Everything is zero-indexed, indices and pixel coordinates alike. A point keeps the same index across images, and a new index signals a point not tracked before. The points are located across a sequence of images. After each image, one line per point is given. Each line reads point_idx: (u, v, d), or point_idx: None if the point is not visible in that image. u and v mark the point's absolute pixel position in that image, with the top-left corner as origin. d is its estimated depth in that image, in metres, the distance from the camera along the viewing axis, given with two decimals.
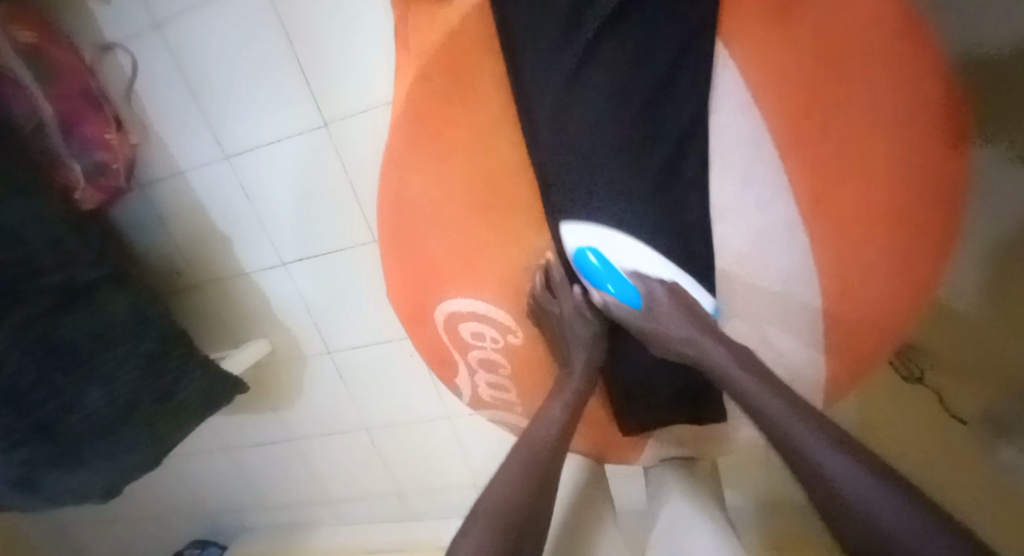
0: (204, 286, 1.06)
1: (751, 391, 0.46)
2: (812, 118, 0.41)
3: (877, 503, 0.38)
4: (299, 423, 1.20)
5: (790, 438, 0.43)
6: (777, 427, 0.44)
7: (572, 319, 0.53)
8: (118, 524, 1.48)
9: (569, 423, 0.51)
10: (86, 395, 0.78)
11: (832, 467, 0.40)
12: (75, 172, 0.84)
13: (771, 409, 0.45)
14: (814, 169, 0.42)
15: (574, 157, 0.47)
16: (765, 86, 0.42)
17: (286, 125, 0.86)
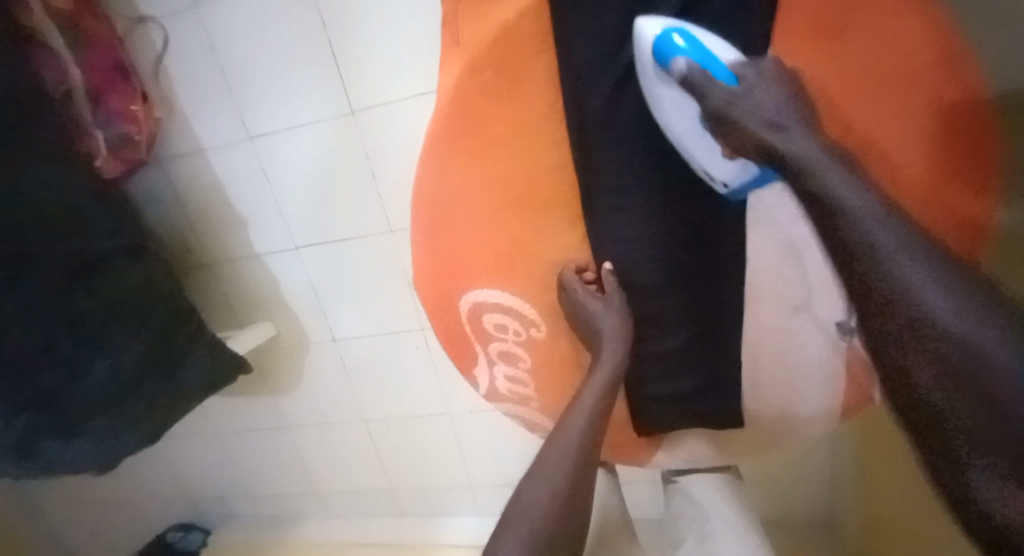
0: (214, 266, 1.05)
1: (855, 207, 0.36)
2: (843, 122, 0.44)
3: (990, 344, 0.29)
4: (296, 412, 1.19)
5: (894, 264, 0.33)
6: (877, 250, 0.34)
7: (601, 315, 0.51)
8: (100, 507, 1.45)
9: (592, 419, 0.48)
10: (91, 366, 0.77)
11: (941, 300, 0.31)
12: (98, 142, 0.83)
13: (873, 223, 0.35)
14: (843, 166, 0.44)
15: (616, 162, 0.50)
16: (813, 97, 0.45)
17: (313, 109, 0.86)
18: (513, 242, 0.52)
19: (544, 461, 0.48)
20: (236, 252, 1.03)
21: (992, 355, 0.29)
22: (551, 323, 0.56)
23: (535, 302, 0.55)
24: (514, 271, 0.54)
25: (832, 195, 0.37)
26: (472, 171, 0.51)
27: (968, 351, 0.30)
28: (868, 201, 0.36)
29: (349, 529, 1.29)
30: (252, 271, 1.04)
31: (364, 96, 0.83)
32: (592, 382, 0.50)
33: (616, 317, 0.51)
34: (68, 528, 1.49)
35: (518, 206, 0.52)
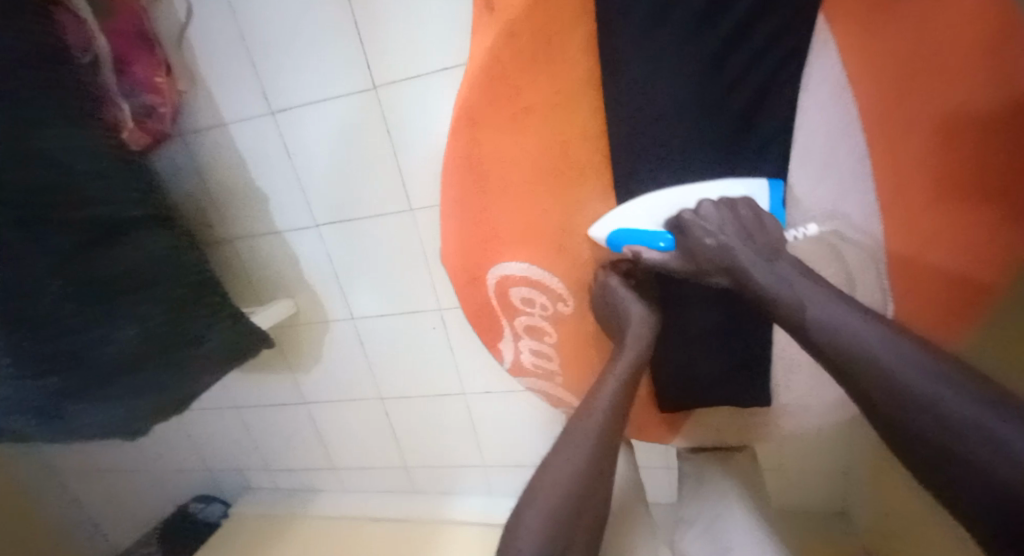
0: (235, 241, 1.06)
1: (823, 316, 0.42)
2: (893, 106, 0.47)
3: (992, 424, 0.34)
4: (313, 388, 1.20)
5: (887, 367, 0.39)
6: (868, 357, 0.39)
7: (628, 306, 0.50)
8: (119, 478, 1.48)
9: (622, 398, 0.47)
10: (118, 329, 0.78)
11: (928, 395, 0.37)
12: (124, 113, 0.84)
13: (856, 333, 0.40)
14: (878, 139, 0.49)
15: (655, 119, 0.49)
16: (861, 75, 0.48)
17: (336, 85, 0.85)
18: (542, 216, 0.53)
19: (568, 438, 0.45)
20: (257, 228, 1.03)
21: (1008, 450, 0.33)
22: (578, 299, 0.55)
23: (564, 276, 0.55)
24: (541, 245, 0.53)
25: (818, 312, 0.42)
26: (505, 142, 0.51)
27: (971, 434, 0.35)
28: (845, 308, 0.42)
29: (362, 505, 1.31)
30: (273, 248, 1.05)
31: (387, 72, 0.82)
32: (616, 367, 0.48)
33: (643, 308, 0.51)
34: (89, 497, 1.52)
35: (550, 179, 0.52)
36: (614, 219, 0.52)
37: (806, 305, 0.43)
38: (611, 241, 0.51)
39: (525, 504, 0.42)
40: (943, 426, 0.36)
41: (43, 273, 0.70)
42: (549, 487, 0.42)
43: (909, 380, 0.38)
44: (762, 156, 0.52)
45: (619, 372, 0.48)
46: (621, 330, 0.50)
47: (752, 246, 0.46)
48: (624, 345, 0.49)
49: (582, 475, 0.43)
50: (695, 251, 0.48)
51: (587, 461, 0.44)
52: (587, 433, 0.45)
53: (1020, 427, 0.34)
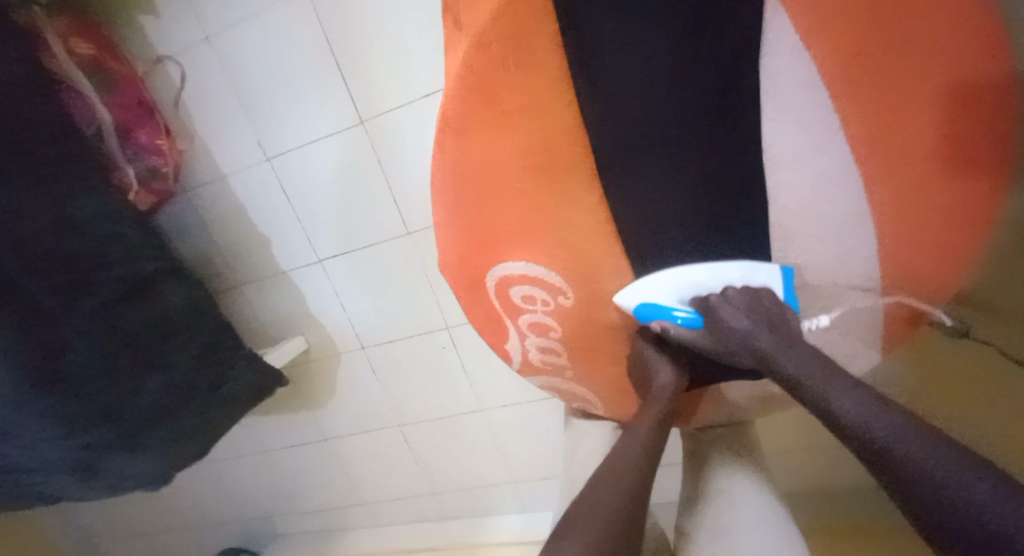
0: (244, 287, 1.08)
1: (796, 370, 0.45)
2: (861, 61, 0.39)
3: (951, 472, 0.34)
4: (333, 423, 1.21)
5: (862, 427, 0.39)
6: (847, 417, 0.40)
7: (661, 368, 0.54)
8: (150, 537, 1.48)
9: (651, 451, 0.53)
10: (145, 382, 0.82)
11: (889, 438, 0.38)
12: (130, 175, 0.88)
13: (835, 396, 0.42)
14: (868, 110, 0.41)
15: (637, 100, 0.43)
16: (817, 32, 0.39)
17: (326, 125, 0.89)
18: (534, 212, 0.51)
19: (597, 490, 0.51)
20: (264, 270, 1.06)
21: (958, 489, 0.33)
22: (580, 291, 0.53)
23: (564, 271, 0.52)
24: (540, 243, 0.52)
25: (805, 382, 0.44)
26: (490, 142, 0.50)
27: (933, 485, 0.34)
28: (825, 374, 0.44)
29: (392, 536, 1.30)
30: (281, 288, 1.07)
31: (374, 105, 0.86)
32: (648, 415, 0.53)
33: (673, 370, 0.54)
34: None
35: (539, 175, 0.49)
36: (633, 292, 0.51)
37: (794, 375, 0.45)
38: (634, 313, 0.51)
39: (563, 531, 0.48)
40: (916, 482, 0.35)
41: (77, 331, 0.75)
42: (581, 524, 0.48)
43: (877, 437, 0.38)
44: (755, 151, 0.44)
45: (649, 425, 0.53)
46: (654, 386, 0.55)
47: (772, 332, 0.47)
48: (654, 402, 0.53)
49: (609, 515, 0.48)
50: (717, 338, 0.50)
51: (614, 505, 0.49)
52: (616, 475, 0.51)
53: (972, 470, 0.34)
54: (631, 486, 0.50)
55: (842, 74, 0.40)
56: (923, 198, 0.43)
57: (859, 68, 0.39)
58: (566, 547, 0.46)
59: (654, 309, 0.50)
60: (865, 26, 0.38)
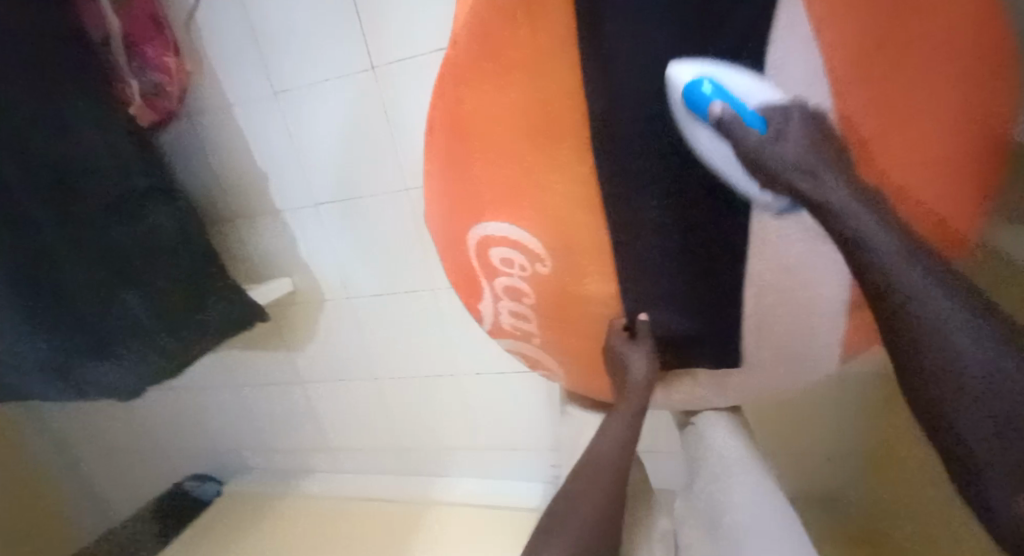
0: (237, 220, 1.09)
1: (841, 208, 0.36)
2: (880, 58, 0.36)
3: (989, 358, 0.32)
4: (310, 368, 1.23)
5: (909, 300, 0.34)
6: (895, 283, 0.35)
7: (636, 362, 0.54)
8: (119, 454, 1.51)
9: (630, 437, 0.59)
10: (125, 297, 0.84)
11: (938, 309, 0.34)
12: (132, 89, 0.87)
13: (906, 279, 0.34)
14: (878, 111, 0.37)
15: (634, 77, 0.42)
16: (843, 19, 0.36)
17: (336, 67, 0.88)
18: (523, 176, 0.51)
19: (584, 472, 0.59)
20: (259, 206, 1.06)
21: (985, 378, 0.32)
22: (560, 259, 0.52)
23: (543, 238, 0.52)
24: (524, 209, 0.52)
25: (865, 243, 0.35)
26: (488, 98, 0.50)
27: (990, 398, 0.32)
28: (872, 219, 0.36)
29: (354, 485, 1.33)
30: (272, 226, 1.07)
31: (386, 55, 0.85)
32: (625, 404, 0.58)
33: (648, 362, 0.54)
34: (87, 469, 1.55)
35: (529, 139, 0.49)
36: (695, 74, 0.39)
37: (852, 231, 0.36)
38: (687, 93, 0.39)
39: (555, 519, 0.56)
40: (940, 363, 0.33)
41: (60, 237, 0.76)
42: (569, 523, 0.55)
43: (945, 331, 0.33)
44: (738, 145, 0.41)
45: (627, 411, 0.58)
46: (630, 376, 0.56)
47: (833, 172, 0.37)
48: (631, 388, 0.57)
49: (596, 507, 0.56)
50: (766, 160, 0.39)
51: (602, 502, 0.56)
52: (603, 466, 0.58)
53: (1013, 356, 0.32)
54: (612, 472, 0.58)
55: (859, 63, 0.37)
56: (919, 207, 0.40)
57: (876, 65, 0.37)
58: (566, 526, 0.55)
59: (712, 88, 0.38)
60: (891, 24, 0.36)
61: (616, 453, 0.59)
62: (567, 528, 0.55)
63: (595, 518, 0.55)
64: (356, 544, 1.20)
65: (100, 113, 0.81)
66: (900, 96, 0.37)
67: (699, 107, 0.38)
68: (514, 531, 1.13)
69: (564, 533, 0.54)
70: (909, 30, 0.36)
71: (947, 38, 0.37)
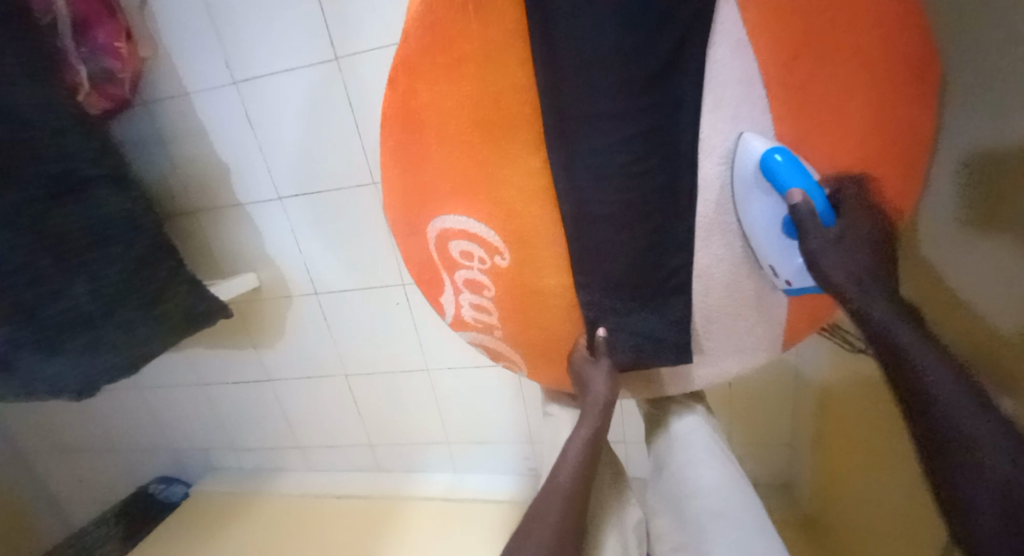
0: (198, 213, 1.06)
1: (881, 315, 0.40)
2: (798, 59, 0.41)
3: (995, 455, 0.34)
4: (276, 364, 1.21)
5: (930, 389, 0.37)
6: (921, 378, 0.37)
7: (594, 378, 0.55)
8: (82, 457, 1.47)
9: (588, 455, 0.56)
10: (74, 286, 0.81)
11: (959, 408, 0.36)
12: (82, 75, 0.85)
13: (931, 370, 0.37)
14: (796, 108, 0.42)
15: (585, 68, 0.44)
16: (762, 27, 0.41)
17: (297, 57, 0.87)
18: (478, 168, 0.52)
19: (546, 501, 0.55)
20: (221, 199, 1.03)
21: (997, 463, 0.34)
22: (516, 251, 0.53)
23: (500, 230, 0.53)
24: (481, 200, 0.52)
25: (903, 350, 0.38)
26: (440, 89, 0.50)
27: (992, 483, 0.34)
28: (905, 322, 0.39)
29: (326, 480, 1.31)
30: (236, 220, 1.05)
31: (346, 44, 0.84)
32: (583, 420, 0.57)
33: (606, 381, 0.55)
34: (48, 474, 1.50)
35: (484, 132, 0.50)
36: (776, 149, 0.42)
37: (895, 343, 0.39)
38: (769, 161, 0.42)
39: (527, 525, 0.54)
40: (965, 456, 0.35)
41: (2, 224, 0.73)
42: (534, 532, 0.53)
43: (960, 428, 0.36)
44: (682, 136, 0.44)
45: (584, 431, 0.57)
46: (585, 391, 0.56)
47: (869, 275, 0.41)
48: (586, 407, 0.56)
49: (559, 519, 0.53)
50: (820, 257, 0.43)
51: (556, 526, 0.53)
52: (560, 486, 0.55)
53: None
54: (566, 496, 0.54)
55: (778, 72, 0.41)
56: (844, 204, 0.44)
57: (795, 64, 0.41)
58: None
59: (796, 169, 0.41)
60: (807, 28, 0.40)
61: (575, 474, 0.55)
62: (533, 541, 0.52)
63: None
64: (327, 540, 1.18)
65: (42, 92, 0.79)
66: (821, 91, 0.42)
67: (775, 184, 0.41)
68: (485, 522, 1.14)
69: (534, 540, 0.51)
70: (828, 39, 0.40)
71: (867, 44, 0.40)
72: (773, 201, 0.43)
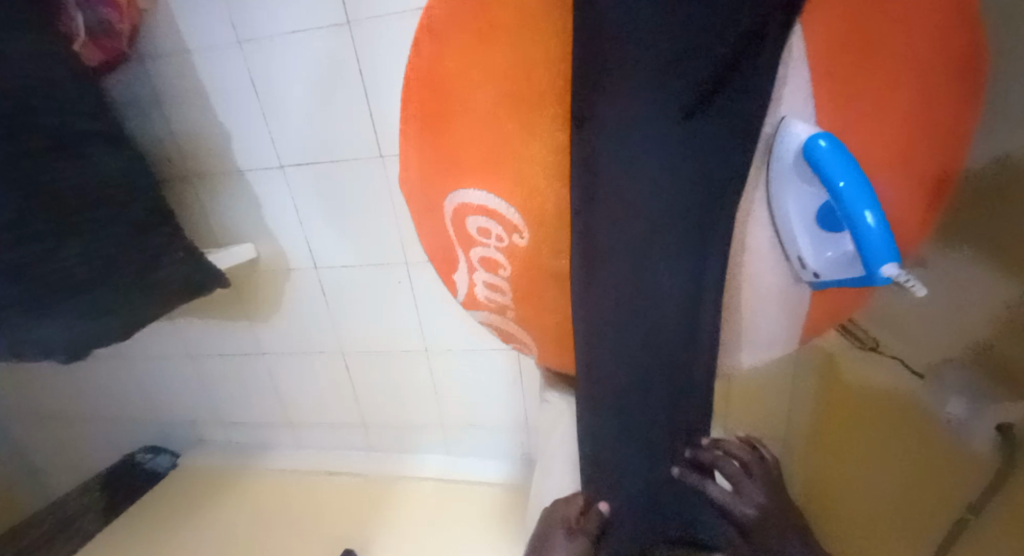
0: (195, 179, 1.03)
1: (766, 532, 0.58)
2: (849, 51, 0.40)
3: None
4: (271, 339, 1.18)
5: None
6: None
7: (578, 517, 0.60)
8: (65, 426, 1.44)
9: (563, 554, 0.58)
10: (67, 246, 0.78)
11: None
12: (77, 24, 0.81)
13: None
14: (842, 104, 0.41)
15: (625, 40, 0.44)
16: (819, 17, 0.41)
17: (305, 19, 0.83)
18: (503, 138, 0.50)
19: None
20: (220, 164, 1.00)
21: None
22: (536, 230, 0.52)
23: (521, 206, 0.51)
24: (503, 175, 0.50)
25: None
26: (470, 57, 0.49)
27: None
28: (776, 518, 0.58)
29: (316, 458, 1.30)
30: (234, 188, 1.02)
31: (359, 6, 0.81)
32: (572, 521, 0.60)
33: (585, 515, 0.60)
34: (29, 441, 1.47)
35: (513, 104, 0.49)
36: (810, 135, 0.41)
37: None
38: (809, 145, 0.41)
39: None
40: None
41: None
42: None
43: None
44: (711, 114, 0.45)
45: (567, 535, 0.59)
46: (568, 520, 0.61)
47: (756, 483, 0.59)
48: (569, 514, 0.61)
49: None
50: (850, 255, 0.42)
51: None
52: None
53: None
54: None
55: (829, 69, 0.41)
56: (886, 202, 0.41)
57: (846, 56, 0.40)
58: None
59: (841, 156, 0.40)
60: (866, 21, 0.39)
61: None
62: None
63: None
64: (316, 518, 1.17)
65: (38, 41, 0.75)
66: (872, 83, 0.40)
67: (817, 171, 0.40)
68: (476, 506, 1.13)
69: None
70: (883, 37, 0.39)
71: (926, 54, 0.39)
72: (810, 187, 0.42)
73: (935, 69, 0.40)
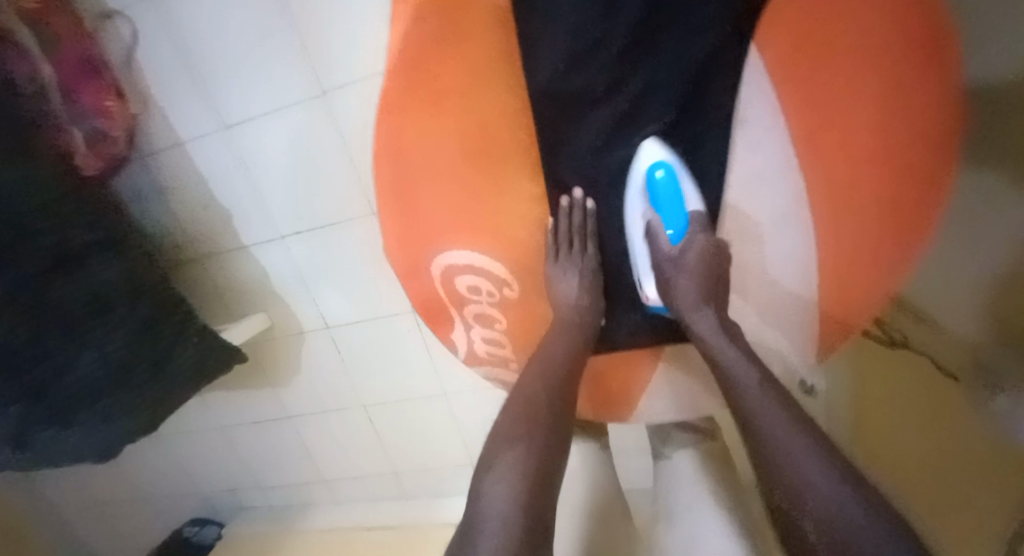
0: (202, 259, 1.06)
1: None
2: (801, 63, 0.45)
3: None
4: (295, 402, 1.20)
5: None
6: None
7: None
8: (110, 507, 1.47)
9: None
10: (80, 359, 0.81)
11: None
12: (76, 138, 0.86)
13: None
14: (807, 121, 0.46)
15: (582, 101, 0.53)
16: (772, 51, 0.47)
17: (281, 97, 0.85)
18: (477, 199, 0.53)
19: None
20: (223, 243, 1.03)
21: None
22: (522, 280, 0.57)
23: (506, 261, 0.56)
24: (484, 232, 0.54)
25: None
26: (433, 128, 0.51)
27: None
28: None
29: (356, 512, 1.30)
30: (239, 263, 1.04)
31: (332, 76, 0.82)
32: None
33: None
34: (80, 524, 1.51)
35: (479, 163, 0.53)
36: (661, 156, 0.53)
37: (744, 395, 0.48)
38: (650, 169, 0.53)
39: (474, 523, 0.46)
40: None
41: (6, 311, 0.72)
42: (491, 508, 0.45)
43: None
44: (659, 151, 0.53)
45: None
46: None
47: None
48: None
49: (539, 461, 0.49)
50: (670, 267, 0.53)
51: None
52: None
53: None
54: None
55: (788, 81, 0.46)
56: (758, 301, 0.54)
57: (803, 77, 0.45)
58: (502, 463, 0.49)
59: (670, 188, 0.52)
60: (812, 41, 0.44)
61: None
62: (488, 505, 0.46)
63: (532, 513, 0.45)
64: None
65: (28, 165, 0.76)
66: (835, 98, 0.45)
67: (653, 194, 0.54)
68: None
69: (508, 454, 0.49)
70: (839, 55, 0.43)
71: (880, 59, 0.42)
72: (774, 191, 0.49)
73: (884, 78, 0.43)
